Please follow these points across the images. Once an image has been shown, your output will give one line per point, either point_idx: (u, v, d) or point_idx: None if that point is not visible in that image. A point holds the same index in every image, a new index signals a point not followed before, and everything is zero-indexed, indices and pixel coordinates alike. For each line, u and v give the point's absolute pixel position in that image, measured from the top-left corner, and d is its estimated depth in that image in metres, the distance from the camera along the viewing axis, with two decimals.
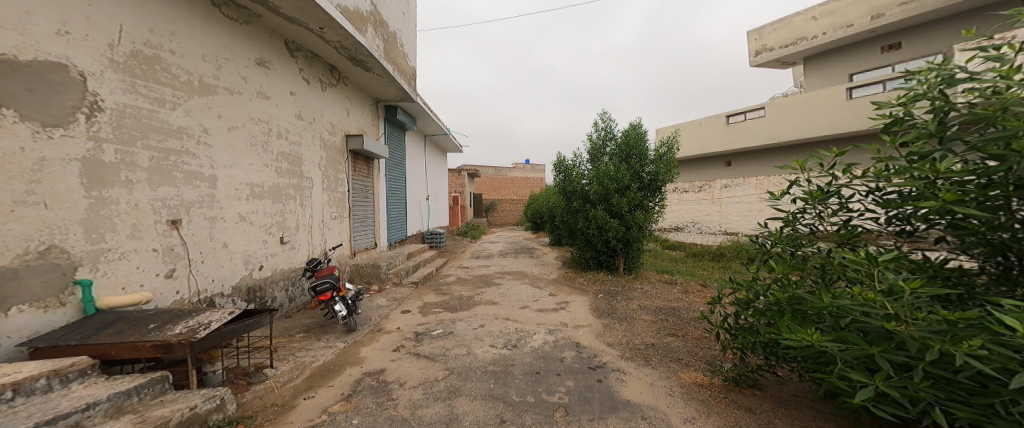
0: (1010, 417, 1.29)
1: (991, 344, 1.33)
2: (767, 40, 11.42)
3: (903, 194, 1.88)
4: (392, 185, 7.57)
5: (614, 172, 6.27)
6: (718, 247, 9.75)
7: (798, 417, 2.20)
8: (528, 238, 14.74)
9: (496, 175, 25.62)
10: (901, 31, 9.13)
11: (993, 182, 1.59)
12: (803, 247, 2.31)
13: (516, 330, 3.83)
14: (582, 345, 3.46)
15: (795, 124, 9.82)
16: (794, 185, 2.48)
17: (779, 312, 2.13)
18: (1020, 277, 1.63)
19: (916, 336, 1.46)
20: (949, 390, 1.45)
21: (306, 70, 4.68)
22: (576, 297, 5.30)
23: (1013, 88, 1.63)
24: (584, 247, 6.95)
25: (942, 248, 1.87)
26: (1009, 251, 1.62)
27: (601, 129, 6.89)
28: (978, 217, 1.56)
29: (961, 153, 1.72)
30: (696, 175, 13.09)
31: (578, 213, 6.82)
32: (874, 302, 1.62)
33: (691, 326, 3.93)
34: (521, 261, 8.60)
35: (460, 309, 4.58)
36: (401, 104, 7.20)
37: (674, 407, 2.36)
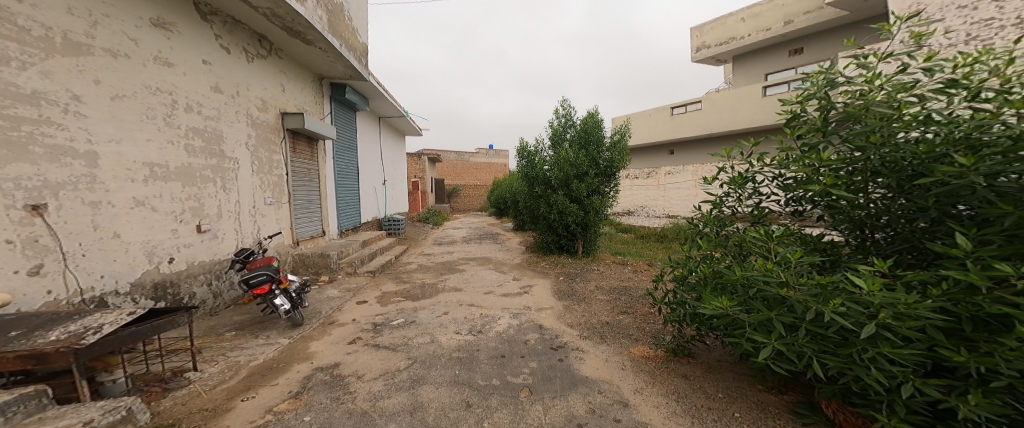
0: (862, 363, 1.58)
1: (849, 302, 1.60)
2: (706, 38, 12.26)
3: (797, 179, 2.16)
4: (341, 168, 7.10)
5: (574, 158, 6.45)
6: (662, 229, 10.51)
7: (723, 379, 2.49)
8: (490, 224, 14.72)
9: (458, 161, 25.19)
10: (805, 37, 10.28)
11: (858, 168, 1.91)
12: (726, 227, 2.57)
13: (480, 316, 3.85)
14: (544, 327, 3.58)
15: (725, 116, 10.74)
16: (720, 172, 2.71)
17: (706, 285, 2.36)
18: (871, 247, 1.97)
19: (800, 300, 1.73)
20: (822, 344, 1.73)
21: (224, 37, 4.16)
22: (539, 280, 5.46)
23: (874, 91, 1.92)
24: (546, 231, 7.11)
25: (822, 224, 2.20)
26: (864, 226, 1.96)
27: (561, 116, 7.01)
28: (846, 199, 1.86)
29: (838, 145, 2.02)
30: (646, 162, 13.88)
31: (540, 198, 6.94)
32: (773, 272, 1.88)
33: (642, 303, 4.23)
34: (485, 246, 8.59)
35: (421, 298, 4.48)
36: (350, 82, 6.71)
37: (625, 379, 2.55)
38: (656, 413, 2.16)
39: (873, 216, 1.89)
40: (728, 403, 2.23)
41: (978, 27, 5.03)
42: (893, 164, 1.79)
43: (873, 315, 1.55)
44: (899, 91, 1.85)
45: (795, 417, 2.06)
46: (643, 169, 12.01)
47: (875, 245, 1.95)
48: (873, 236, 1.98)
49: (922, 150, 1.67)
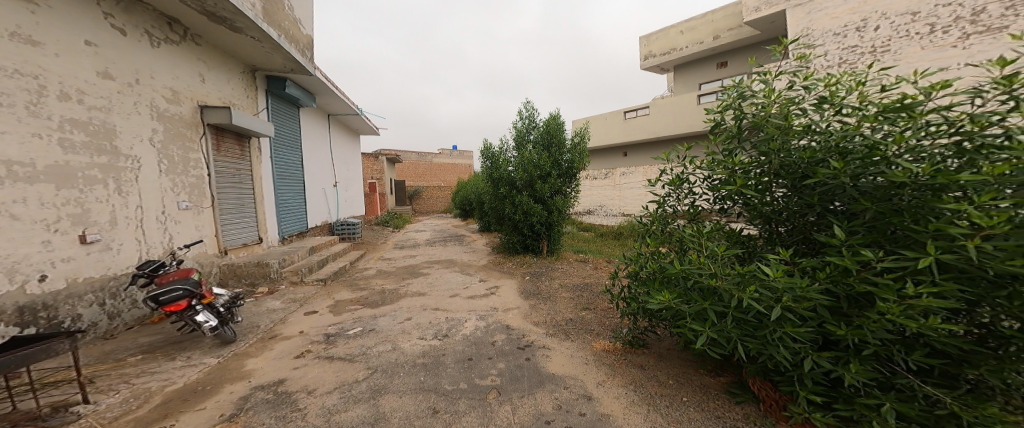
0: (774, 342, 1.80)
1: (762, 289, 1.81)
2: (652, 47, 13.10)
3: (721, 180, 2.39)
4: (281, 168, 6.54)
5: (538, 159, 6.50)
6: (618, 227, 11.03)
7: (672, 367, 2.67)
8: (454, 226, 14.43)
9: (417, 161, 24.36)
10: (727, 52, 11.53)
11: (765, 171, 2.16)
12: (670, 224, 2.74)
13: (446, 319, 3.74)
14: (511, 327, 3.58)
15: (666, 122, 11.61)
16: (663, 174, 2.88)
17: (654, 279, 2.50)
18: (777, 239, 2.24)
19: (727, 289, 1.92)
20: (744, 328, 1.92)
21: (118, 17, 3.63)
22: (505, 281, 5.45)
23: (772, 104, 2.19)
24: (512, 232, 7.14)
25: (742, 220, 2.44)
26: (773, 220, 2.22)
27: (525, 118, 7.07)
28: (756, 198, 2.10)
29: (749, 150, 2.26)
30: (602, 164, 14.51)
31: (505, 198, 6.95)
32: (705, 265, 2.06)
33: (603, 299, 4.40)
34: (449, 249, 8.39)
35: (380, 304, 4.26)
36: (290, 76, 6.20)
37: (589, 373, 2.64)
38: (617, 404, 2.26)
39: (778, 211, 2.15)
40: (677, 389, 2.39)
41: (847, 52, 7.11)
42: (790, 166, 2.05)
43: (781, 298, 1.77)
44: (788, 105, 2.12)
45: (728, 396, 2.26)
46: (601, 170, 12.49)
47: (780, 237, 2.22)
48: (777, 229, 2.25)
49: (807, 157, 1.95)
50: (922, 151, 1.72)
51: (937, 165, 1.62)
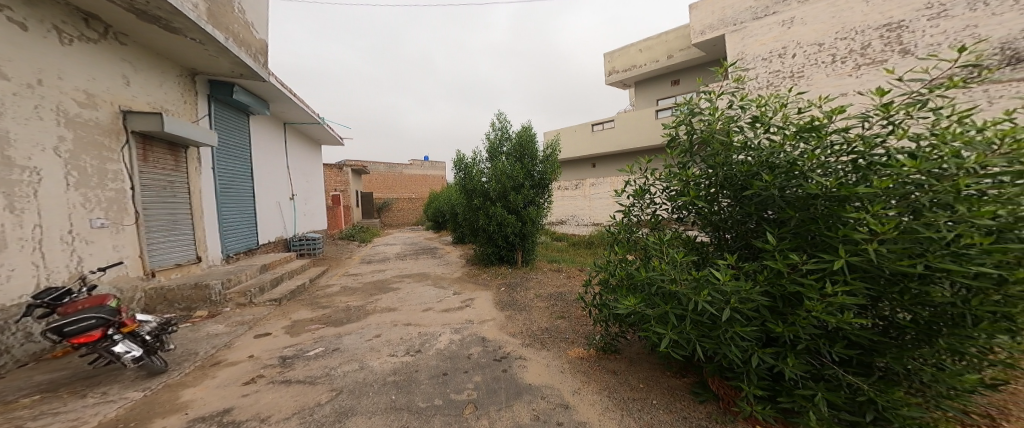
0: (727, 341, 1.94)
1: (714, 292, 1.95)
2: (615, 64, 13.72)
3: (678, 191, 2.55)
4: (225, 180, 6.12)
5: (511, 170, 6.56)
6: (590, 236, 11.25)
7: (642, 370, 2.75)
8: (427, 237, 14.13)
9: (388, 172, 23.74)
10: (680, 71, 12.47)
11: (713, 182, 2.34)
12: (635, 233, 2.85)
13: (419, 334, 3.64)
14: (487, 339, 3.54)
15: (630, 135, 12.16)
16: (628, 185, 3.01)
17: (622, 286, 2.59)
18: (727, 245, 2.41)
19: (685, 292, 2.03)
20: (701, 329, 2.04)
21: (18, 10, 3.22)
22: (481, 292, 5.39)
23: (717, 121, 2.39)
24: (486, 243, 7.11)
25: (695, 228, 2.61)
26: (722, 227, 2.39)
27: (498, 129, 7.15)
28: (705, 207, 2.27)
29: (699, 163, 2.44)
30: (573, 175, 14.85)
31: (478, 210, 6.93)
32: (665, 271, 2.17)
33: (576, 307, 4.45)
34: (422, 262, 8.20)
35: (347, 322, 4.07)
36: (237, 82, 5.87)
37: (565, 382, 2.65)
38: (594, 411, 2.28)
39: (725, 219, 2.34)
40: (647, 391, 2.46)
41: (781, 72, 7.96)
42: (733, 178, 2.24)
43: (733, 300, 1.91)
44: (729, 123, 2.34)
45: (692, 396, 2.36)
46: (572, 181, 12.75)
47: (728, 243, 2.40)
48: (724, 236, 2.44)
49: (743, 170, 2.17)
50: (827, 168, 1.97)
51: (840, 181, 1.88)
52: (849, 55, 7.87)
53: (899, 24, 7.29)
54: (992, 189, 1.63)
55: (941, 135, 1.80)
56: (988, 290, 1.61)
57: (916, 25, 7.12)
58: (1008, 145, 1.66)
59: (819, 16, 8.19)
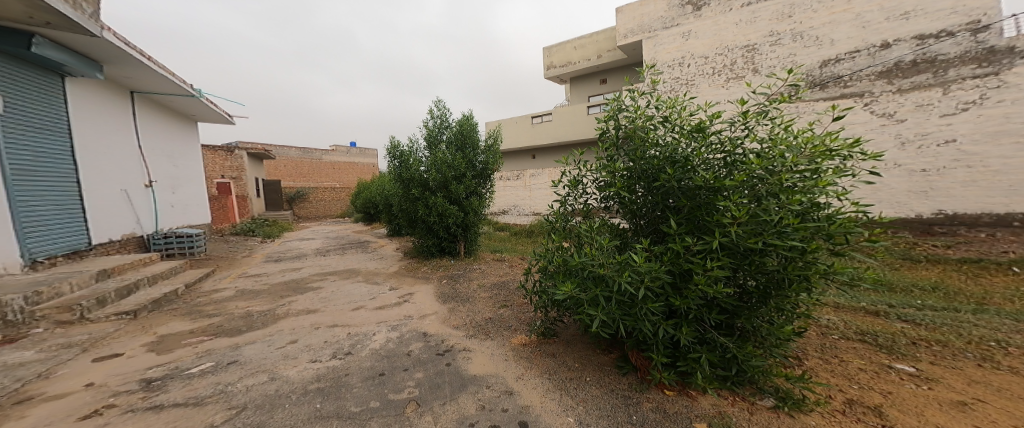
0: (644, 316, 2.10)
1: (632, 273, 2.09)
2: (553, 59, 13.94)
3: (606, 181, 2.67)
4: (30, 160, 4.54)
5: (451, 160, 6.35)
6: (530, 225, 11.47)
7: (577, 350, 2.85)
8: (359, 231, 13.23)
9: (307, 160, 21.77)
10: (608, 71, 13.32)
11: (633, 173, 2.51)
12: (570, 221, 2.91)
13: (348, 335, 3.35)
14: (428, 334, 3.40)
15: (565, 129, 12.67)
16: (564, 175, 3.04)
17: (557, 272, 2.62)
18: (638, 232, 2.60)
19: (610, 274, 2.14)
20: (622, 309, 2.17)
21: None
22: (420, 287, 5.16)
23: (638, 118, 2.57)
24: (426, 235, 6.83)
25: (616, 216, 2.76)
26: (639, 214, 2.57)
27: (437, 117, 6.86)
28: (628, 196, 2.43)
29: (623, 156, 2.60)
30: (513, 167, 15.01)
31: (417, 200, 6.60)
32: (595, 256, 2.26)
33: (518, 295, 4.49)
34: (353, 257, 7.62)
35: (250, 329, 3.55)
36: (39, 29, 4.29)
37: (508, 369, 2.65)
38: (537, 394, 2.30)
39: (643, 207, 2.52)
40: (582, 370, 2.55)
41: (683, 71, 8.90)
42: (648, 170, 2.44)
43: (649, 281, 2.07)
44: (647, 120, 2.53)
45: (617, 370, 2.52)
46: (513, 172, 12.81)
47: (640, 230, 2.58)
48: (636, 224, 2.62)
49: (654, 165, 2.39)
50: (709, 163, 2.27)
51: (715, 174, 2.18)
52: (723, 70, 9.55)
53: (753, 47, 9.10)
54: (800, 182, 2.01)
55: (774, 140, 2.17)
56: (797, 258, 1.98)
57: (766, 52, 8.93)
58: (809, 149, 2.06)
59: (707, 33, 9.71)
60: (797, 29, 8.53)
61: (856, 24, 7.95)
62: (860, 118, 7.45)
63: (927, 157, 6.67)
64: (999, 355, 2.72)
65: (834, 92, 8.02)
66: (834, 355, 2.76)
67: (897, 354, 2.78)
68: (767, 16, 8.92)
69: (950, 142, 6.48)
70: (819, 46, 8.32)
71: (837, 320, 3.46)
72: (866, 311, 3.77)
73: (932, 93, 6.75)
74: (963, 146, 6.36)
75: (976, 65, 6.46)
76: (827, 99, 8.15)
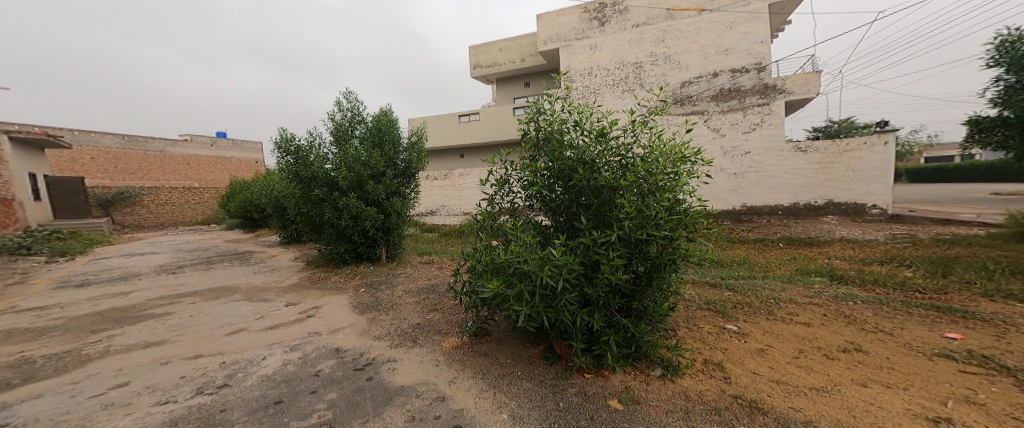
0: (564, 307, 2.23)
1: (552, 267, 2.19)
2: (479, 58, 13.90)
3: (529, 181, 2.76)
4: None
5: (367, 157, 5.90)
6: (460, 225, 11.29)
7: (511, 346, 2.91)
8: (251, 241, 11.58)
9: (146, 154, 18.38)
10: (531, 75, 13.91)
11: (553, 173, 2.64)
12: (496, 220, 2.92)
13: (224, 364, 2.93)
14: (343, 349, 3.13)
15: (491, 129, 12.85)
16: (490, 174, 3.05)
17: (484, 272, 2.60)
18: (559, 229, 2.73)
19: (533, 270, 2.21)
20: (544, 303, 2.26)
21: None
22: (330, 298, 4.74)
23: (554, 121, 2.71)
24: (337, 240, 6.28)
25: (539, 214, 2.87)
26: (559, 211, 2.71)
27: (347, 109, 6.35)
28: (548, 194, 2.55)
29: (543, 156, 2.72)
30: (439, 165, 14.58)
31: (323, 202, 6.02)
32: (518, 254, 2.32)
33: (449, 297, 4.39)
34: (238, 272, 6.66)
35: (35, 379, 2.76)
36: None
37: (440, 374, 2.58)
38: (470, 396, 2.27)
39: (561, 204, 2.67)
40: (515, 365, 2.61)
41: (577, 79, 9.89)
42: (565, 170, 2.59)
43: (565, 273, 2.19)
44: (562, 123, 2.70)
45: (546, 361, 2.62)
46: (440, 171, 12.49)
47: (560, 227, 2.72)
48: (557, 221, 2.75)
49: (569, 165, 2.56)
50: (610, 165, 2.51)
51: (614, 175, 2.43)
52: (621, 82, 10.67)
53: (639, 64, 10.41)
54: (666, 182, 2.39)
55: (655, 147, 2.49)
56: (671, 245, 2.32)
57: (649, 71, 10.35)
58: (671, 156, 2.45)
59: (608, 47, 10.73)
60: (668, 53, 10.10)
61: (699, 54, 9.81)
62: (704, 133, 9.57)
63: (736, 164, 9.12)
64: (773, 309, 3.56)
65: (686, 109, 9.89)
66: (693, 323, 3.25)
67: (726, 317, 3.40)
68: (648, 39, 10.32)
69: (747, 154, 9.01)
70: (678, 69, 10.02)
71: (695, 294, 4.08)
72: (705, 283, 4.55)
73: (736, 115, 9.22)
74: (755, 157, 8.91)
75: (759, 96, 9.12)
76: (683, 114, 9.96)
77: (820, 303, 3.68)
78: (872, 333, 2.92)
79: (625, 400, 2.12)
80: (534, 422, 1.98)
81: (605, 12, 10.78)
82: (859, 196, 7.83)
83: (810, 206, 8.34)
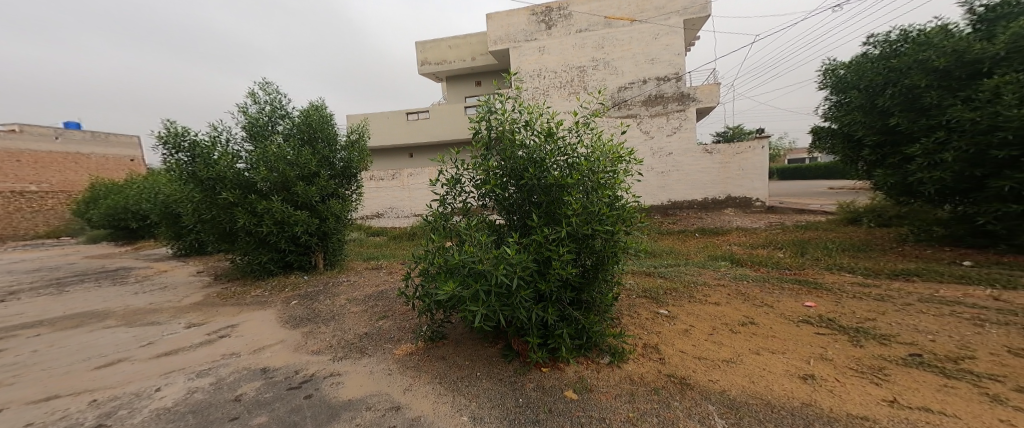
0: (518, 302, 2.41)
1: (507, 266, 2.35)
2: (428, 55, 13.68)
3: (482, 180, 2.92)
4: None
5: (294, 156, 5.60)
6: (411, 227, 11.10)
7: (469, 347, 3.05)
8: (154, 255, 10.24)
9: None
10: (482, 74, 14.09)
11: (505, 172, 2.82)
12: (449, 220, 3.03)
13: (95, 402, 2.52)
14: (270, 368, 3.01)
15: (442, 127, 12.80)
16: (442, 174, 3.15)
17: (438, 272, 2.69)
18: (511, 228, 2.92)
19: (488, 269, 2.35)
20: (500, 300, 2.42)
21: None
22: (251, 314, 4.53)
23: (505, 122, 2.90)
24: (257, 249, 5.92)
25: (492, 213, 3.03)
26: (511, 209, 2.90)
27: (266, 102, 6.02)
28: (501, 193, 2.73)
29: (495, 156, 2.89)
30: (385, 165, 14.09)
31: (235, 207, 5.59)
32: (473, 254, 2.44)
33: (400, 303, 4.40)
34: (131, 293, 5.91)
35: None
36: None
37: (393, 383, 2.63)
38: (427, 402, 2.35)
39: (513, 204, 2.86)
40: (472, 367, 2.75)
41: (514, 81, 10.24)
42: (516, 170, 2.78)
43: (519, 271, 2.37)
44: (512, 125, 2.89)
45: (504, 359, 2.81)
46: (387, 171, 12.17)
47: (513, 226, 2.91)
48: (509, 220, 2.93)
49: (521, 165, 2.76)
50: (558, 166, 2.75)
51: (561, 175, 2.67)
52: (569, 83, 11.22)
53: (583, 68, 11.07)
54: (607, 179, 2.70)
55: (596, 148, 2.80)
56: (612, 238, 2.63)
57: (592, 75, 11.07)
58: (610, 155, 2.78)
59: (556, 50, 11.22)
60: (606, 58, 10.87)
61: (630, 62, 10.69)
62: (636, 135, 10.53)
63: (661, 163, 10.22)
64: (692, 291, 4.12)
65: (620, 112, 10.79)
66: (632, 310, 3.65)
67: (660, 301, 3.87)
68: (590, 44, 10.98)
69: (670, 154, 10.16)
70: (616, 75, 10.84)
71: (636, 283, 4.52)
72: (641, 272, 5.09)
73: (659, 119, 10.39)
74: (676, 157, 10.10)
75: (676, 102, 10.32)
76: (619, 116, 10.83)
77: (726, 284, 4.34)
78: (759, 308, 3.56)
79: (579, 389, 2.37)
80: (494, 420, 2.12)
81: (551, 16, 11.24)
82: (746, 191, 9.46)
83: (714, 200, 9.78)
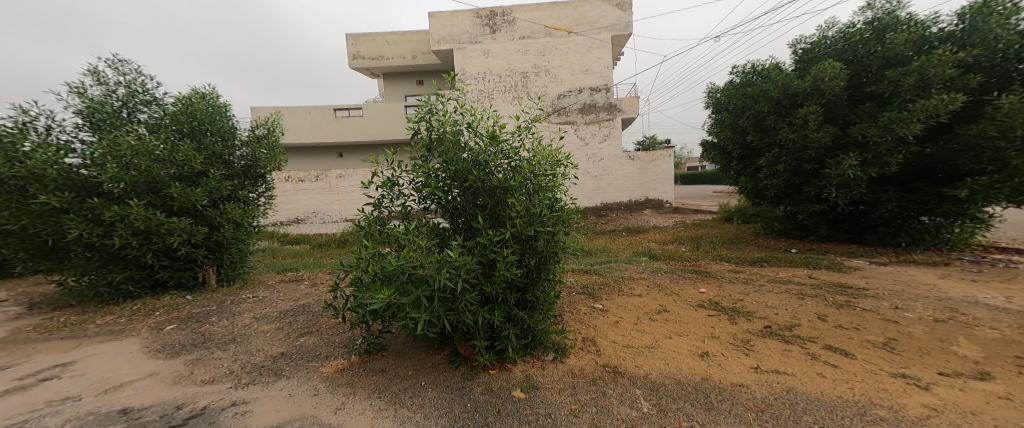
0: (462, 306, 2.34)
1: (450, 268, 2.27)
2: (361, 48, 12.86)
3: (422, 181, 2.81)
4: None
5: (164, 149, 4.49)
6: (340, 233, 10.40)
7: (410, 357, 2.92)
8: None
9: None
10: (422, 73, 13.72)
11: (446, 174, 2.75)
12: (385, 224, 2.85)
13: None
14: (134, 407, 2.47)
15: (378, 127, 12.22)
16: (376, 175, 2.96)
17: (372, 280, 2.49)
18: (453, 230, 2.85)
19: (430, 273, 2.24)
20: (443, 305, 2.32)
21: None
22: (102, 344, 3.66)
23: (445, 124, 2.84)
24: (108, 268, 4.62)
25: (433, 216, 2.92)
26: (453, 212, 2.83)
27: (123, 81, 4.86)
28: (443, 195, 2.65)
29: (435, 157, 2.81)
30: (309, 164, 13.04)
31: (67, 213, 4.23)
32: (412, 258, 2.31)
33: (325, 316, 4.08)
34: None
35: None
36: None
37: (321, 403, 2.40)
38: (364, 419, 2.17)
39: (455, 206, 2.79)
40: (415, 377, 2.63)
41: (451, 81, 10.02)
42: (458, 171, 2.72)
43: (462, 274, 2.30)
44: (453, 126, 2.84)
45: (449, 364, 2.74)
46: (310, 172, 11.26)
47: (456, 228, 2.84)
48: (451, 222, 2.86)
49: (464, 167, 2.71)
50: (500, 168, 2.77)
51: (504, 177, 2.69)
52: (514, 88, 11.39)
53: (526, 75, 11.32)
54: (547, 182, 2.79)
55: (538, 151, 2.88)
56: (553, 238, 2.72)
57: (534, 81, 11.35)
58: (550, 159, 2.89)
59: (500, 55, 11.33)
60: (545, 66, 11.24)
61: (568, 71, 11.20)
62: (574, 141, 11.04)
63: (596, 167, 10.94)
64: (624, 286, 4.41)
65: (559, 120, 11.17)
66: (570, 307, 3.78)
67: (595, 297, 4.09)
68: (533, 51, 11.26)
69: (602, 160, 10.95)
70: (557, 82, 11.24)
71: (573, 281, 4.70)
72: (578, 269, 5.33)
73: (592, 127, 11.02)
74: (606, 163, 10.91)
75: (606, 112, 11.07)
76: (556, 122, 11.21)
77: (647, 277, 4.73)
78: (676, 297, 3.89)
79: (527, 388, 2.39)
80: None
81: (494, 20, 11.31)
82: (657, 195, 10.77)
83: (634, 202, 10.86)
